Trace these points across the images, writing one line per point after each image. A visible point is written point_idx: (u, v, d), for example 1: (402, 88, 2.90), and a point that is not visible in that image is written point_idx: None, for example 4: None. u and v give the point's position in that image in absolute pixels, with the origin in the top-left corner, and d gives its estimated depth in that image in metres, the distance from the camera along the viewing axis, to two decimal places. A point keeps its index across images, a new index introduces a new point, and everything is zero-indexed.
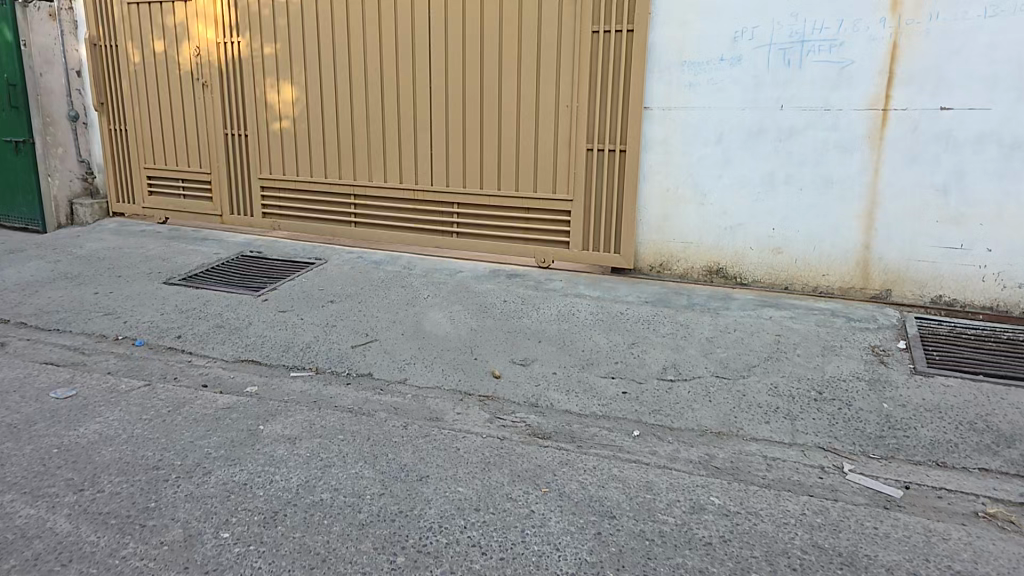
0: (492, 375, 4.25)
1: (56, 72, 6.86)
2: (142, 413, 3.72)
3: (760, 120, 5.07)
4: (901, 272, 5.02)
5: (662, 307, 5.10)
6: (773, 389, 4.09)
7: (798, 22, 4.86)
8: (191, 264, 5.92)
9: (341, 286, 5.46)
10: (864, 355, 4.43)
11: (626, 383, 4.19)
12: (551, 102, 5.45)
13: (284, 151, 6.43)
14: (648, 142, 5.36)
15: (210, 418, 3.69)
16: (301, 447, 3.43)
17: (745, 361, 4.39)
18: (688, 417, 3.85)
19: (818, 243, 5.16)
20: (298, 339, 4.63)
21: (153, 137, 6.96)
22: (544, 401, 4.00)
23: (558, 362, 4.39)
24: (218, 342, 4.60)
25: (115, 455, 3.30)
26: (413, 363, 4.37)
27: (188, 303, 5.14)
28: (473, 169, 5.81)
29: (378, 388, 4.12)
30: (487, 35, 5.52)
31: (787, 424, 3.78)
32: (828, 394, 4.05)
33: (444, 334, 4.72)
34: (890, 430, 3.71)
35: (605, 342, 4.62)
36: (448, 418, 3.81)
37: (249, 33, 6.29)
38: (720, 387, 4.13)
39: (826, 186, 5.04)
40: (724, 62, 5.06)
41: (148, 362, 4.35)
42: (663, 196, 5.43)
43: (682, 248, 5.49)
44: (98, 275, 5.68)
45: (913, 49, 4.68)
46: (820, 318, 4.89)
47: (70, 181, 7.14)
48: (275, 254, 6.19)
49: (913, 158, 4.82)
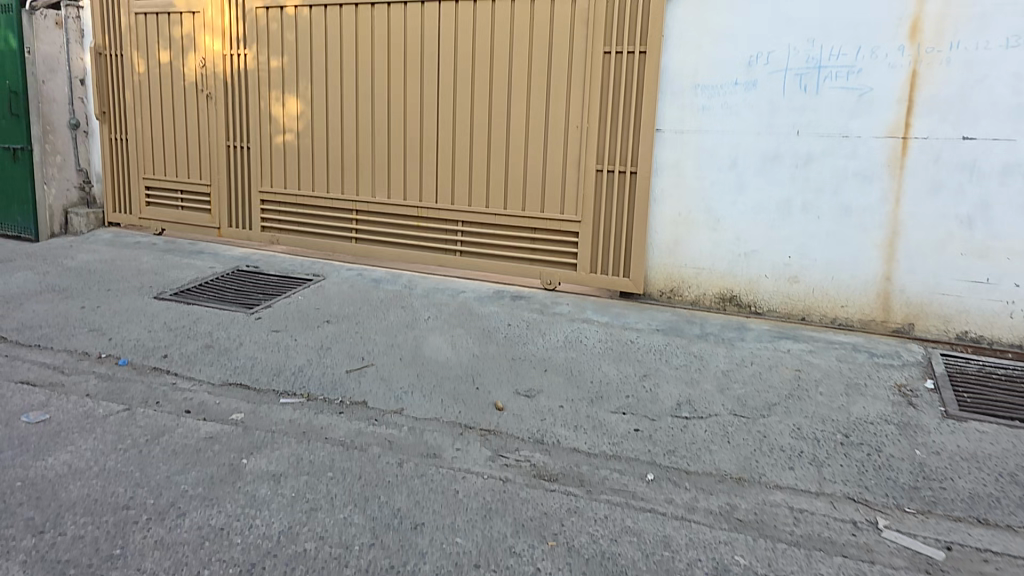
0: (494, 408, 3.97)
1: (59, 80, 6.73)
2: (117, 443, 3.46)
3: (776, 146, 4.84)
4: (925, 305, 4.74)
5: (674, 336, 4.84)
6: (797, 431, 3.80)
7: (814, 47, 4.66)
8: (184, 279, 5.70)
9: (338, 305, 5.23)
10: (891, 395, 4.14)
11: (638, 419, 3.90)
12: (562, 124, 5.26)
13: (284, 166, 6.26)
14: (658, 165, 5.14)
15: (190, 450, 3.43)
16: (285, 487, 3.16)
17: (764, 398, 4.10)
18: (705, 460, 3.56)
19: (835, 272, 4.89)
20: (289, 362, 4.37)
21: (153, 147, 6.80)
22: (550, 438, 3.72)
23: (565, 396, 4.10)
24: (206, 363, 4.34)
25: (83, 492, 3.04)
26: (410, 392, 4.10)
27: (178, 320, 4.91)
28: (480, 188, 5.59)
29: (373, 418, 3.85)
30: (497, 55, 5.35)
31: (813, 471, 3.48)
32: (856, 437, 3.75)
33: (445, 360, 4.46)
34: (925, 481, 3.40)
35: (615, 374, 4.34)
36: (446, 455, 3.53)
37: (257, 46, 6.16)
38: (739, 427, 3.84)
39: (845, 215, 4.78)
40: (738, 86, 4.86)
41: (130, 384, 4.10)
42: (674, 221, 5.19)
43: (694, 274, 5.24)
44: (87, 288, 5.47)
45: (933, 77, 4.47)
46: (841, 352, 4.60)
47: (66, 191, 6.95)
48: (273, 269, 5.98)
49: (936, 188, 4.57)
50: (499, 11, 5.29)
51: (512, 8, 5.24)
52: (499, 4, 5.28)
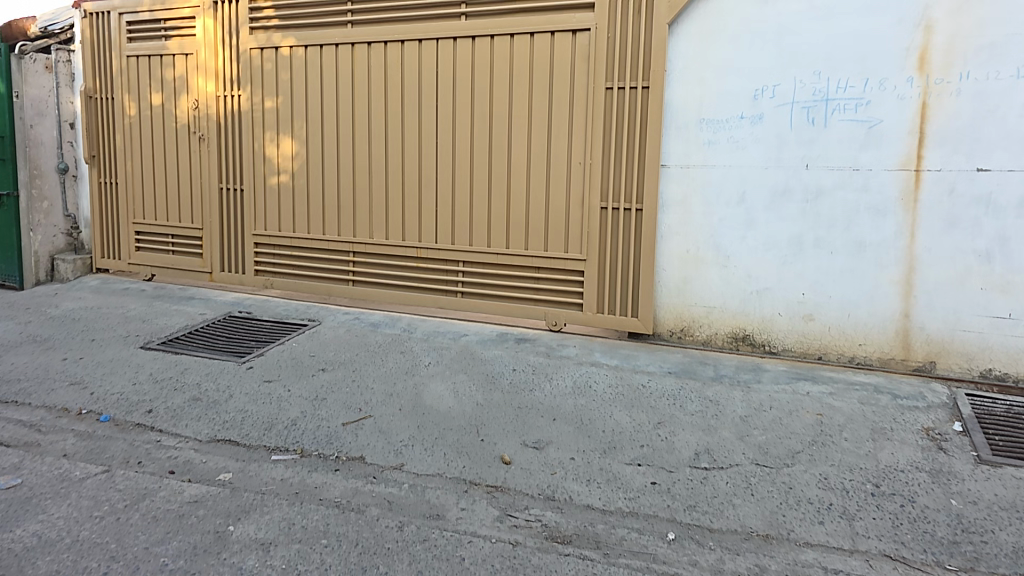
0: (501, 461, 3.72)
1: (48, 124, 6.68)
2: (93, 509, 3.18)
3: (785, 181, 4.75)
4: (945, 343, 4.58)
5: (687, 379, 4.63)
6: (824, 481, 3.56)
7: (821, 80, 4.59)
8: (173, 326, 5.49)
9: (334, 351, 5.02)
10: (918, 439, 3.91)
11: (654, 471, 3.65)
12: (563, 160, 5.19)
13: (278, 207, 6.15)
14: (665, 203, 5.05)
15: (172, 516, 3.15)
16: (275, 557, 2.88)
17: (787, 446, 3.87)
18: (728, 515, 3.31)
19: (852, 309, 4.74)
20: (282, 415, 4.12)
21: (143, 189, 6.70)
22: (561, 493, 3.47)
23: (576, 447, 3.86)
24: (193, 418, 4.08)
25: (52, 568, 2.75)
26: (411, 445, 3.84)
27: (164, 371, 4.68)
28: (482, 226, 5.47)
29: (371, 475, 3.59)
30: (497, 93, 5.30)
31: (845, 525, 3.23)
32: (887, 487, 3.51)
33: (447, 410, 4.22)
34: (964, 534, 3.15)
35: (627, 422, 4.10)
36: (450, 516, 3.26)
37: (251, 87, 6.12)
38: (762, 478, 3.59)
39: (859, 250, 4.66)
40: (744, 120, 4.79)
41: (111, 443, 3.84)
42: (682, 258, 5.07)
43: (704, 313, 5.09)
44: (70, 338, 5.24)
45: (944, 109, 4.38)
46: (862, 394, 4.40)
47: (52, 237, 6.83)
48: (267, 315, 5.78)
49: (951, 223, 4.46)
50: (498, 49, 5.24)
51: (510, 44, 5.20)
52: (498, 41, 5.24)
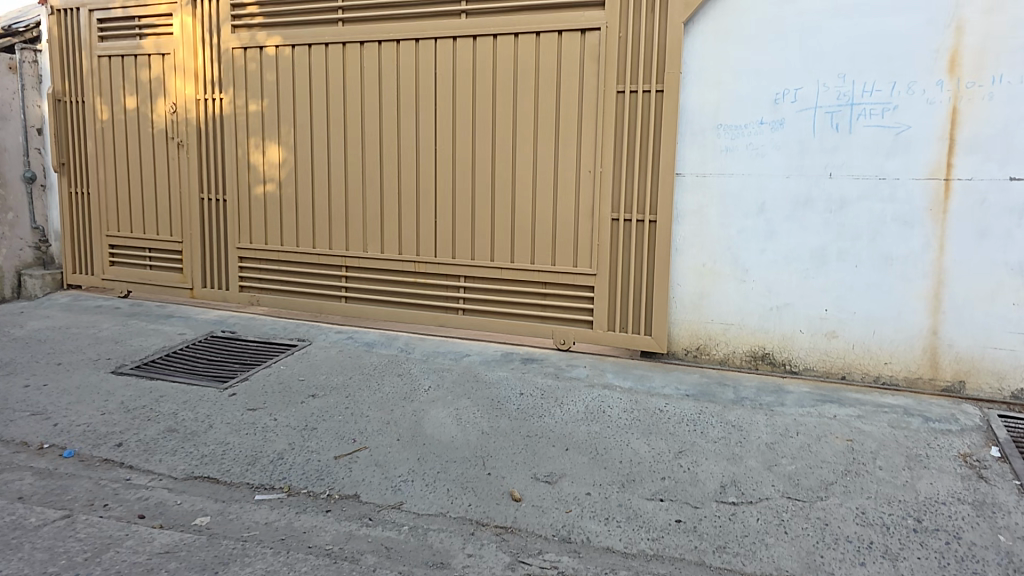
0: (510, 498, 3.37)
1: (11, 128, 6.31)
2: (47, 564, 2.78)
3: (807, 190, 4.51)
4: (974, 362, 4.35)
5: (707, 402, 4.33)
6: (862, 516, 3.25)
7: (846, 83, 4.37)
8: (150, 348, 5.09)
9: (325, 374, 4.66)
10: (957, 467, 3.62)
11: (678, 507, 3.32)
12: (571, 166, 4.91)
13: (264, 218, 5.80)
14: (679, 213, 4.78)
15: (140, 570, 2.77)
16: None
17: (819, 477, 3.56)
18: (762, 557, 2.98)
19: (877, 326, 4.49)
20: (268, 448, 3.74)
21: (117, 199, 6.31)
22: (578, 534, 3.12)
23: (592, 480, 3.52)
24: (167, 452, 3.69)
25: None
26: (410, 481, 3.48)
27: (137, 399, 4.28)
28: (483, 238, 5.17)
29: (366, 517, 3.22)
30: (501, 96, 5.01)
31: (889, 566, 2.92)
32: (929, 522, 3.20)
33: (449, 439, 3.86)
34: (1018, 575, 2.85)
35: (646, 451, 3.78)
36: (455, 565, 2.90)
37: (234, 89, 5.79)
38: (796, 513, 3.28)
39: (886, 264, 4.42)
40: (764, 125, 4.55)
41: (74, 483, 3.43)
42: (698, 273, 4.80)
43: (721, 330, 4.82)
44: (34, 363, 4.81)
45: (976, 114, 4.17)
46: (892, 417, 4.12)
47: (19, 251, 6.46)
48: (252, 335, 5.41)
49: (982, 234, 4.23)
50: (500, 49, 4.97)
51: (514, 45, 4.92)
52: (499, 41, 4.97)
